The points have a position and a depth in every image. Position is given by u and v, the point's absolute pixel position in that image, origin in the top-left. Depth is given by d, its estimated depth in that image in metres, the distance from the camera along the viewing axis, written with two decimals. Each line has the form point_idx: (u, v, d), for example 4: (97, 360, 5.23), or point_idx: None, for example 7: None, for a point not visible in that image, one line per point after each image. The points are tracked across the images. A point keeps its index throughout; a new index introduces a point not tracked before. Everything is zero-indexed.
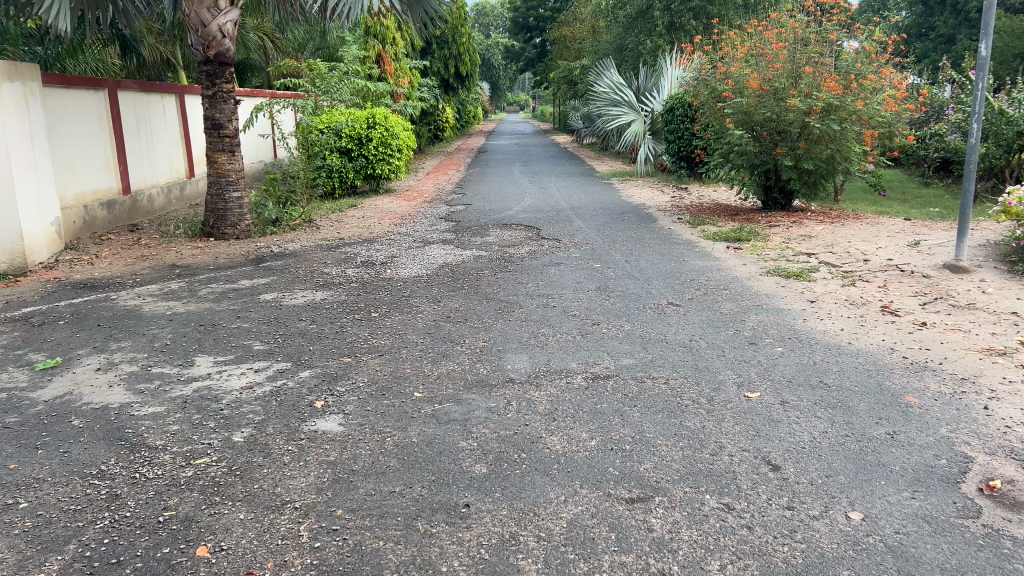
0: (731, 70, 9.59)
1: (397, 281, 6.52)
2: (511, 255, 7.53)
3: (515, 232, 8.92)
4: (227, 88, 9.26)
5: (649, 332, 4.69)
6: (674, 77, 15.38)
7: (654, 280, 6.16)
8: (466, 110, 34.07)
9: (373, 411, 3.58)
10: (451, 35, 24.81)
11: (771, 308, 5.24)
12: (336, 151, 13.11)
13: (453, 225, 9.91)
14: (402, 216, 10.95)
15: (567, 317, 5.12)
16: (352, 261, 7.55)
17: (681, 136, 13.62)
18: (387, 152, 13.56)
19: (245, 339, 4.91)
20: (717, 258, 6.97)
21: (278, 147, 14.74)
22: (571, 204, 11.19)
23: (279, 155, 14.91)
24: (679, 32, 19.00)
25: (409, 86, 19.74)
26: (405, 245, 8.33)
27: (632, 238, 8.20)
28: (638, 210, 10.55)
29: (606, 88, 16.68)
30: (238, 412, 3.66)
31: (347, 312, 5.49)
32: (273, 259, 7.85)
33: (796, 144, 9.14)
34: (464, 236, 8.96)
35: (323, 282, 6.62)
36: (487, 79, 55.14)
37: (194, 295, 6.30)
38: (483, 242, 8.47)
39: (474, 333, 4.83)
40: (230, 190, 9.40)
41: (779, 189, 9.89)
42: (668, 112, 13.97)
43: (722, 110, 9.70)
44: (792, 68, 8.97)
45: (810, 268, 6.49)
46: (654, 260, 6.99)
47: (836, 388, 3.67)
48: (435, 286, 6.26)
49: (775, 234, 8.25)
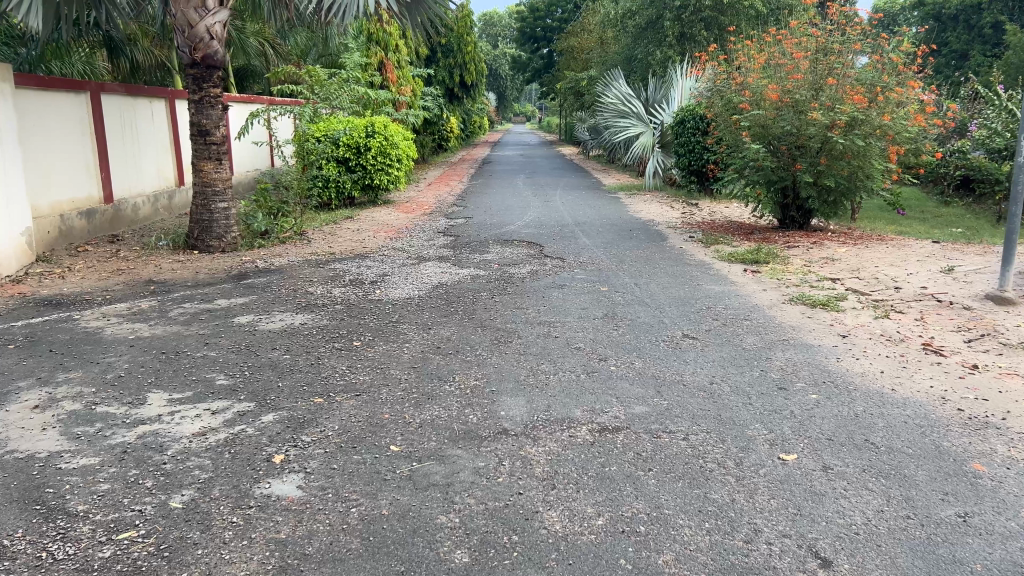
0: (747, 81, 9.10)
1: (385, 304, 5.98)
2: (512, 275, 6.99)
3: (517, 249, 8.39)
4: (215, 93, 8.77)
5: (663, 371, 4.15)
6: (685, 88, 14.87)
7: (666, 307, 5.62)
8: (472, 119, 33.69)
9: (340, 470, 3.04)
10: (457, 43, 24.38)
11: (799, 344, 4.70)
12: (333, 160, 12.63)
13: (451, 239, 9.39)
14: (398, 230, 10.45)
15: (572, 350, 4.58)
16: (339, 279, 7.02)
17: (691, 150, 13.12)
18: (386, 162, 13.07)
19: (209, 372, 4.36)
20: (734, 283, 6.43)
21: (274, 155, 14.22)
22: (576, 219, 10.67)
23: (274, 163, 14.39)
24: (689, 44, 18.56)
25: (412, 94, 19.28)
26: (398, 262, 7.80)
27: (641, 259, 7.66)
28: (647, 227, 10.01)
29: (614, 98, 16.20)
30: (183, 467, 3.11)
31: (326, 340, 4.95)
32: (256, 275, 7.33)
33: (816, 160, 8.61)
34: (462, 252, 8.42)
35: (305, 303, 6.08)
36: (493, 89, 54.79)
37: (163, 316, 5.77)
38: (482, 259, 7.94)
39: (466, 368, 4.29)
40: (216, 201, 8.88)
41: (797, 207, 9.34)
42: (678, 125, 13.48)
43: (737, 122, 9.18)
44: (813, 80, 8.51)
45: (837, 296, 5.95)
46: (667, 284, 6.44)
47: (887, 451, 3.11)
48: (426, 310, 5.72)
49: (794, 256, 7.70)
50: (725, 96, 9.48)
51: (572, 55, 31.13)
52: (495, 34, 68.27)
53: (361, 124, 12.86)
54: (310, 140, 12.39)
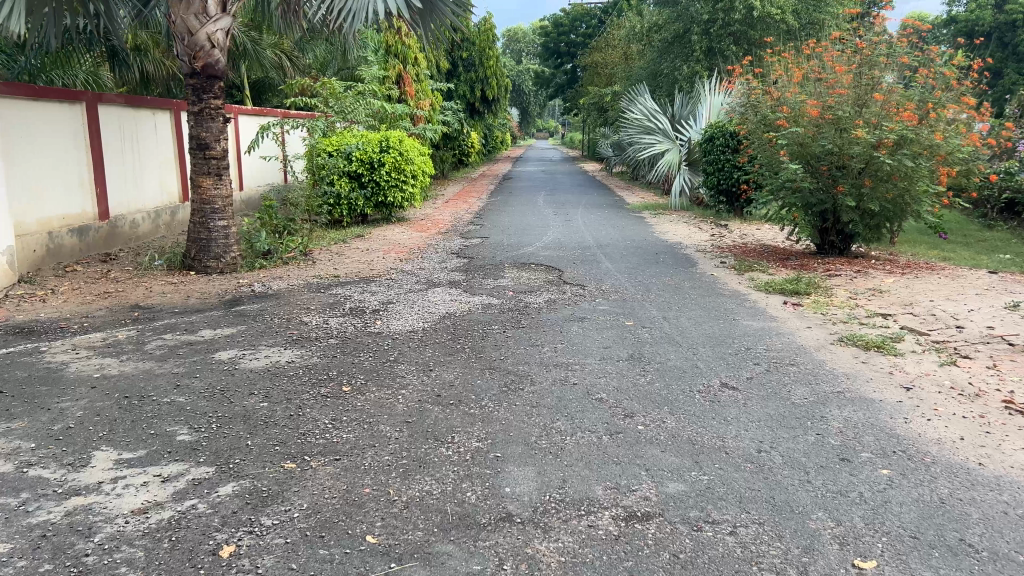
0: (786, 95, 8.46)
1: (386, 337, 5.39)
2: (527, 305, 6.36)
3: (534, 274, 7.77)
4: (216, 105, 8.28)
5: (700, 435, 3.51)
6: (715, 105, 14.21)
7: (701, 348, 4.97)
8: (493, 135, 33.17)
9: (301, 571, 2.44)
10: (478, 57, 23.86)
11: (856, 399, 4.03)
12: (345, 176, 12.12)
13: (465, 262, 8.79)
14: (410, 250, 9.87)
15: (594, 402, 3.95)
16: (339, 307, 6.44)
17: (721, 169, 12.49)
18: (400, 179, 12.53)
19: (171, 424, 3.77)
20: (775, 319, 5.76)
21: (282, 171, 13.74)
22: (598, 241, 10.03)
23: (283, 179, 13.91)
24: (718, 59, 17.94)
25: (431, 109, 18.77)
26: (405, 287, 7.22)
27: (670, 287, 7.02)
28: (674, 250, 9.35)
29: (638, 114, 15.61)
30: (107, 562, 2.52)
31: (313, 384, 4.36)
32: (251, 301, 6.78)
33: (860, 182, 7.95)
34: (475, 277, 7.83)
35: (298, 336, 5.49)
36: (516, 104, 54.40)
37: (139, 349, 5.21)
38: (497, 285, 7.32)
39: (468, 425, 3.67)
40: (215, 219, 8.36)
41: (837, 231, 8.65)
42: (707, 142, 12.84)
43: (774, 140, 8.54)
44: (858, 94, 7.85)
45: (893, 336, 5.27)
46: (699, 318, 5.79)
47: (992, 559, 2.45)
48: (430, 346, 5.12)
49: (838, 286, 7.01)
50: (759, 111, 8.84)
51: (596, 70, 30.59)
52: (519, 49, 67.99)
53: (375, 139, 12.36)
54: (322, 156, 11.90)
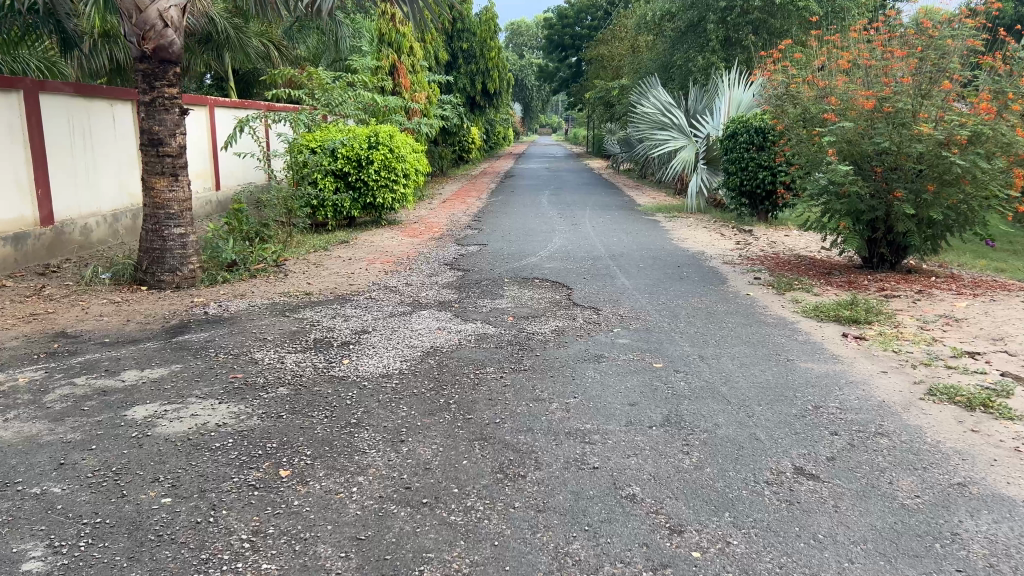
0: (832, 85, 7.30)
1: (352, 385, 4.25)
2: (532, 337, 5.21)
3: (539, 294, 6.62)
4: (170, 93, 7.15)
5: (785, 572, 2.38)
6: (736, 99, 13.15)
7: (756, 408, 3.83)
8: (495, 131, 31.95)
9: None
10: (479, 48, 22.77)
11: (990, 499, 2.90)
12: (329, 175, 11.00)
13: (459, 275, 7.66)
14: (398, 259, 8.77)
15: (625, 505, 2.82)
16: (302, 338, 5.30)
17: (744, 169, 11.37)
18: (391, 178, 11.42)
19: (20, 540, 2.64)
20: (839, 362, 4.62)
21: (258, 168, 12.54)
22: (611, 250, 8.94)
23: (260, 178, 12.72)
24: (735, 50, 16.78)
25: (428, 102, 17.56)
26: (386, 311, 6.08)
27: (702, 312, 5.87)
28: (697, 262, 8.20)
29: (651, 108, 14.47)
30: None
31: (244, 465, 3.23)
32: (199, 328, 5.65)
33: (920, 186, 6.83)
34: (470, 295, 6.67)
35: (242, 382, 4.36)
36: (519, 99, 53.13)
37: (34, 401, 4.06)
38: (495, 308, 6.17)
39: (445, 547, 2.55)
40: (170, 226, 7.23)
41: (889, 243, 7.48)
42: (729, 139, 11.73)
43: (817, 138, 7.41)
44: (921, 84, 6.72)
45: (997, 389, 4.13)
46: (745, 360, 4.65)
47: None
48: (406, 400, 3.98)
49: (902, 312, 5.87)
50: (799, 103, 7.70)
51: (602, 63, 29.39)
52: (522, 43, 66.70)
53: (363, 134, 11.26)
54: (304, 152, 10.80)
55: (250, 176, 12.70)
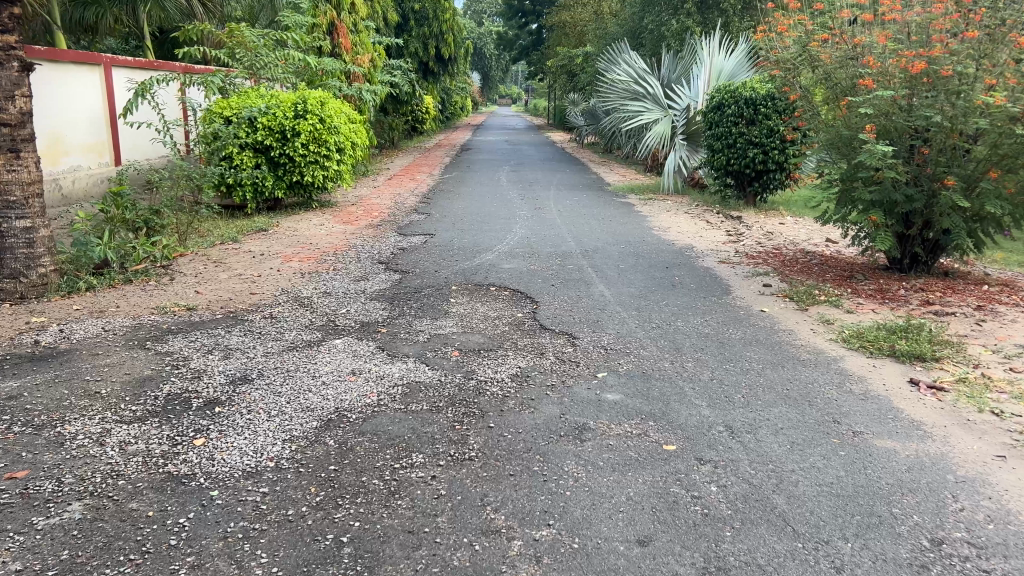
0: (867, 44, 5.82)
1: (193, 500, 2.66)
2: (481, 391, 3.64)
3: (494, 311, 5.08)
4: (7, 42, 5.39)
5: None
6: (717, 68, 11.75)
7: (844, 548, 2.35)
8: (450, 100, 30.11)
9: None
10: (432, 10, 20.91)
11: None
12: (247, 150, 9.29)
13: (395, 281, 6.06)
14: (322, 255, 7.13)
15: None
16: (151, 393, 3.67)
17: (732, 146, 9.95)
18: (321, 153, 9.72)
19: None
20: (930, 438, 3.15)
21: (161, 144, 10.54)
22: (582, 243, 7.44)
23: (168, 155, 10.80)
24: (712, 13, 15.28)
25: (373, 67, 15.72)
26: (287, 341, 4.47)
27: (713, 343, 4.37)
28: (689, 262, 6.70)
29: (623, 76, 12.90)
30: None
31: None
32: (15, 372, 3.99)
33: (977, 170, 5.41)
34: (405, 313, 5.10)
35: (21, 489, 2.73)
36: (477, 68, 51.06)
37: None
38: (436, 336, 4.58)
39: None
40: (10, 218, 5.50)
41: (924, 240, 6.07)
42: (712, 112, 10.27)
43: (846, 110, 5.96)
44: (988, 41, 5.28)
45: None
46: (794, 434, 3.18)
47: None
48: (270, 538, 2.42)
49: (971, 341, 4.45)
50: (817, 67, 6.19)
51: (565, 30, 27.60)
52: (480, 11, 64.40)
53: (287, 101, 9.53)
54: (214, 123, 9.04)
55: (155, 151, 10.76)
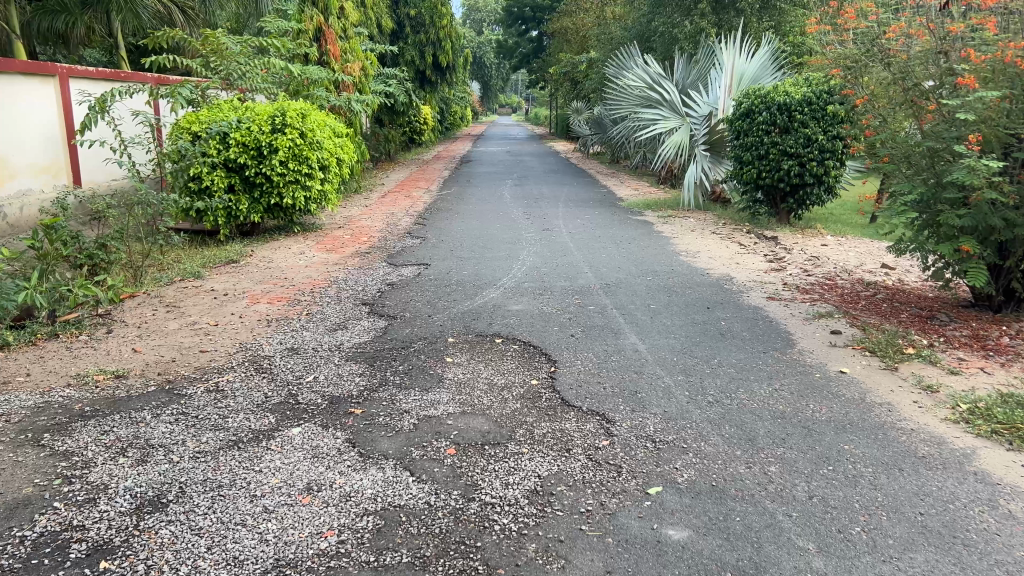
0: (967, 34, 4.73)
1: None
2: (485, 527, 2.54)
3: (500, 379, 3.99)
4: None
5: None
6: (739, 71, 10.64)
7: None
8: (449, 110, 29.07)
9: None
10: (429, 15, 19.85)
11: None
12: (220, 169, 8.22)
13: (380, 330, 4.98)
14: (296, 295, 6.04)
15: None
16: (16, 532, 2.58)
17: (763, 157, 8.89)
18: (302, 171, 8.66)
19: None
20: None
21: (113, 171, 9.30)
22: (602, 275, 6.36)
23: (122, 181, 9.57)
24: (728, 13, 14.21)
25: (365, 75, 14.64)
26: (228, 432, 3.38)
27: (797, 432, 3.27)
28: (733, 300, 5.62)
29: (635, 81, 11.81)
30: None
31: None
32: None
33: None
34: (389, 380, 4.01)
35: None
36: (477, 77, 50.11)
37: None
38: (427, 421, 3.48)
39: None
40: None
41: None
42: (739, 120, 9.19)
43: (936, 115, 4.86)
44: None
45: None
46: None
47: None
48: None
49: None
50: (894, 65, 5.15)
51: (567, 36, 26.58)
52: (479, 19, 63.51)
53: (263, 113, 8.47)
54: (179, 139, 7.97)
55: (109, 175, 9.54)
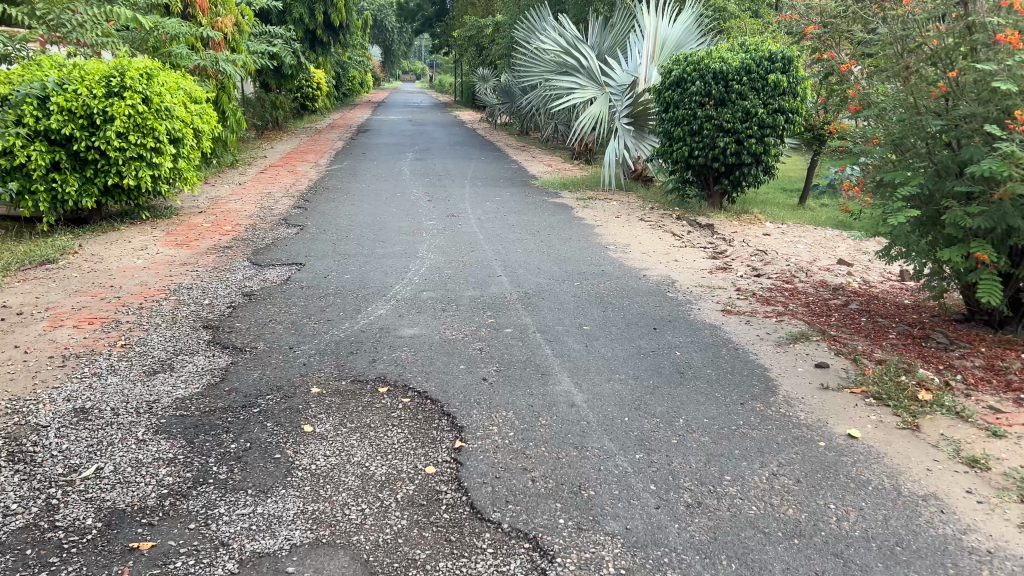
0: None
1: None
2: None
3: (374, 466, 2.73)
4: None
5: None
6: (662, 37, 9.55)
7: None
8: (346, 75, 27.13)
9: None
10: None
11: None
12: (38, 142, 6.51)
13: (218, 374, 3.62)
14: (115, 313, 4.55)
15: None
16: None
17: (695, 133, 7.83)
18: (147, 145, 7.04)
19: None
20: None
21: None
22: (518, 281, 5.14)
23: None
24: None
25: (243, 32, 12.80)
26: None
27: (829, 572, 2.13)
28: (682, 315, 4.49)
29: (548, 44, 10.56)
30: None
31: None
32: None
33: None
34: (211, 472, 2.70)
35: None
36: (378, 43, 47.81)
37: None
38: (255, 565, 2.17)
39: None
40: None
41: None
42: (667, 90, 8.07)
43: (953, 84, 3.80)
44: None
45: None
46: None
47: None
48: None
49: None
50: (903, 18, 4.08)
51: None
52: None
53: (95, 73, 6.79)
54: None
55: None
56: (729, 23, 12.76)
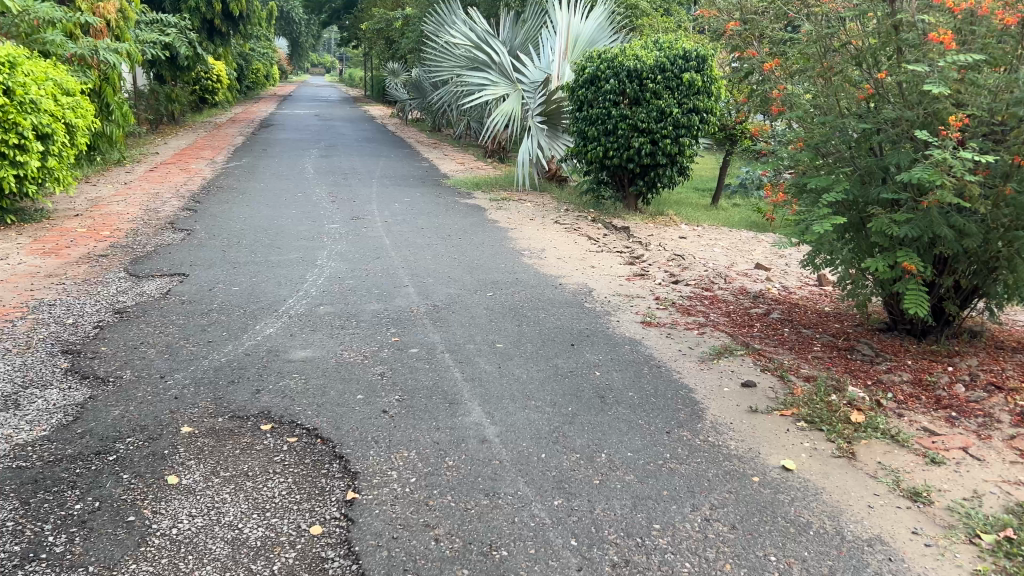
0: None
1: None
2: None
3: (249, 526, 2.32)
4: None
5: None
6: (574, 33, 9.31)
7: None
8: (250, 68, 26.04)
9: None
10: None
11: None
12: None
13: (71, 411, 3.11)
14: None
15: None
16: None
17: (610, 132, 7.60)
18: (11, 141, 6.30)
19: None
20: None
21: None
22: (426, 292, 4.76)
23: None
24: None
25: (131, 19, 11.90)
26: None
27: None
28: (601, 328, 4.21)
29: (457, 38, 10.17)
30: None
31: None
32: None
33: None
34: (46, 541, 2.23)
35: None
36: (284, 35, 46.32)
37: None
38: None
39: None
40: None
41: (954, 291, 3.90)
42: (580, 89, 7.79)
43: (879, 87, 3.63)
44: None
45: None
46: None
47: None
48: None
49: None
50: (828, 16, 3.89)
51: None
52: None
53: None
54: None
55: None
56: (641, 21, 12.66)
